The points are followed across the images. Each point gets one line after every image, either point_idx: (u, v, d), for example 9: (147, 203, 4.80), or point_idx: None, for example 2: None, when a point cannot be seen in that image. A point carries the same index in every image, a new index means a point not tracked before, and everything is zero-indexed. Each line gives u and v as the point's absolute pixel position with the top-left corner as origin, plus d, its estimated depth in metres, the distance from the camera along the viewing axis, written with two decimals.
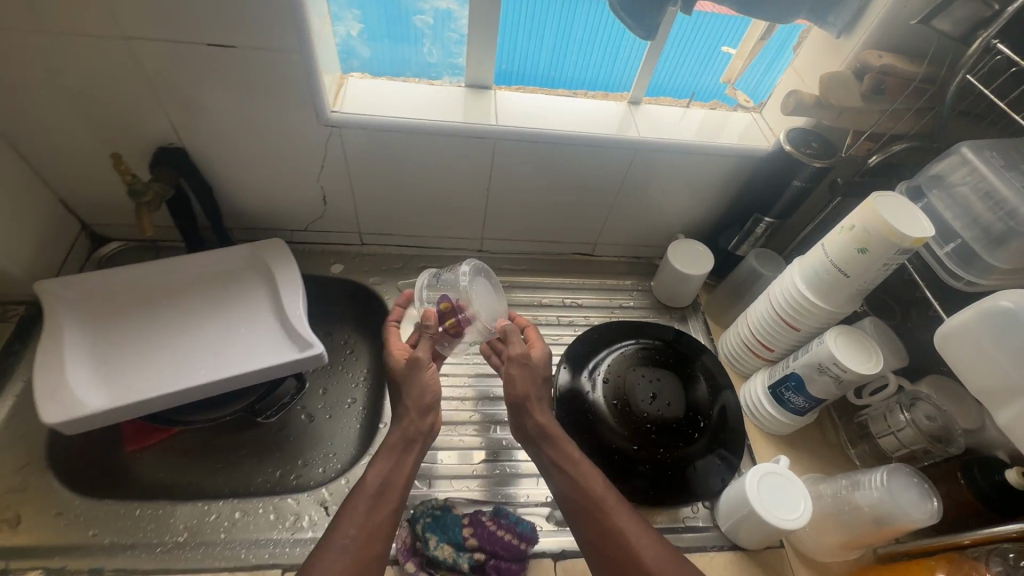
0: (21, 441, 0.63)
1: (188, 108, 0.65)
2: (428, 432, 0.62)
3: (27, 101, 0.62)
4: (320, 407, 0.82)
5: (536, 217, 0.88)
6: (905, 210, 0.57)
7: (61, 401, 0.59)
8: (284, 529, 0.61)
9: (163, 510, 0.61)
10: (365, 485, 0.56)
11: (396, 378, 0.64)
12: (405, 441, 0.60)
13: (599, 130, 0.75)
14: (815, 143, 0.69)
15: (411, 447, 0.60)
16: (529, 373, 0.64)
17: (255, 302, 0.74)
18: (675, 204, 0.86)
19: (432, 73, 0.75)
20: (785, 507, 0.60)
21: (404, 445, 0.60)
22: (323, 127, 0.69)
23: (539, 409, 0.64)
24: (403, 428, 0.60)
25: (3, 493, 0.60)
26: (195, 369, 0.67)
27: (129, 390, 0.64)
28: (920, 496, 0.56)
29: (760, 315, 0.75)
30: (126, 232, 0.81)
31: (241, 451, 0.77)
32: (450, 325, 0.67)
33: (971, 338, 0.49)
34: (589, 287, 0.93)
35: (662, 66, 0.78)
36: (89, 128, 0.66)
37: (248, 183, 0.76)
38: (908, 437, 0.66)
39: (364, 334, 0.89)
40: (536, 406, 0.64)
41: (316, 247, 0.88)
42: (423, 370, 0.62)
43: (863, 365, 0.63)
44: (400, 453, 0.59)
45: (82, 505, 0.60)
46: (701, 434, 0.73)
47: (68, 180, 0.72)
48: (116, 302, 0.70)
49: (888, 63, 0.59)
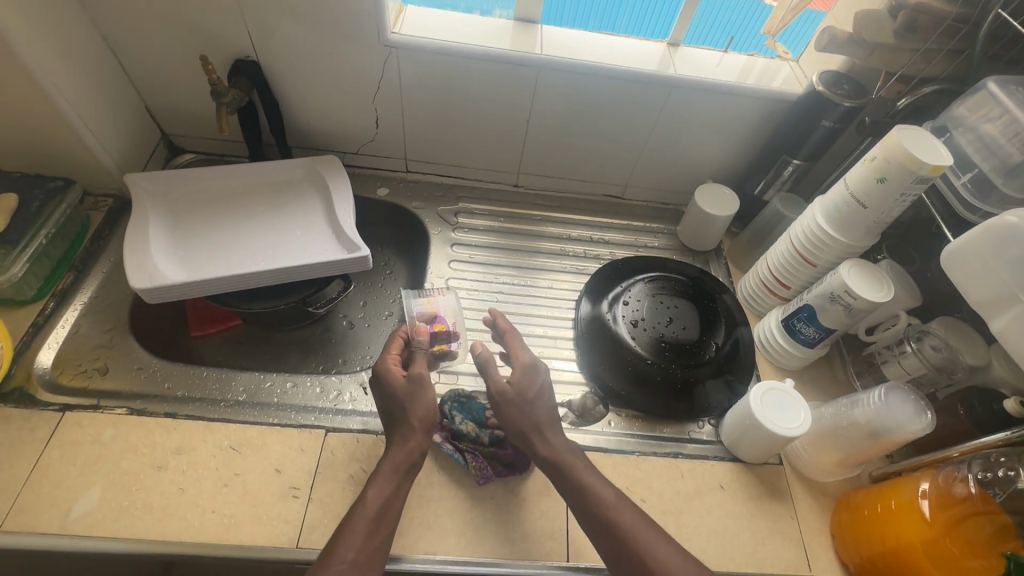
0: (110, 307, 0.73)
1: (265, 22, 0.73)
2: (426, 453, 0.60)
3: (130, 8, 0.71)
4: (359, 316, 0.90)
5: (572, 155, 0.92)
6: (925, 141, 0.60)
7: (147, 270, 0.68)
8: (328, 400, 0.69)
9: (225, 375, 0.70)
10: (364, 507, 0.55)
11: (395, 398, 0.61)
12: (400, 468, 0.58)
13: (638, 65, 0.79)
14: (847, 85, 0.72)
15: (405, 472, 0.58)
16: (524, 406, 0.62)
17: (310, 209, 0.82)
18: (706, 149, 0.89)
19: (484, 6, 0.81)
20: (785, 418, 0.65)
21: (401, 471, 0.58)
22: (383, 48, 0.76)
23: (546, 439, 0.61)
24: (402, 451, 0.59)
25: (94, 347, 0.70)
26: (257, 260, 0.76)
27: (203, 270, 0.72)
28: (915, 410, 0.60)
29: (779, 253, 0.79)
30: (199, 143, 0.90)
31: (289, 346, 0.86)
32: (440, 347, 0.72)
33: (975, 253, 0.52)
34: (617, 227, 0.98)
35: (704, 13, 0.81)
36: (178, 37, 0.75)
37: (311, 102, 0.84)
38: (912, 365, 0.69)
39: (404, 256, 0.96)
40: (542, 436, 0.61)
41: (365, 170, 0.95)
42: (427, 390, 0.62)
43: (873, 293, 0.66)
44: (398, 480, 0.57)
45: (158, 364, 0.69)
46: (712, 359, 0.78)
47: (155, 89, 0.82)
48: (191, 199, 0.79)
49: (922, 1, 0.63)
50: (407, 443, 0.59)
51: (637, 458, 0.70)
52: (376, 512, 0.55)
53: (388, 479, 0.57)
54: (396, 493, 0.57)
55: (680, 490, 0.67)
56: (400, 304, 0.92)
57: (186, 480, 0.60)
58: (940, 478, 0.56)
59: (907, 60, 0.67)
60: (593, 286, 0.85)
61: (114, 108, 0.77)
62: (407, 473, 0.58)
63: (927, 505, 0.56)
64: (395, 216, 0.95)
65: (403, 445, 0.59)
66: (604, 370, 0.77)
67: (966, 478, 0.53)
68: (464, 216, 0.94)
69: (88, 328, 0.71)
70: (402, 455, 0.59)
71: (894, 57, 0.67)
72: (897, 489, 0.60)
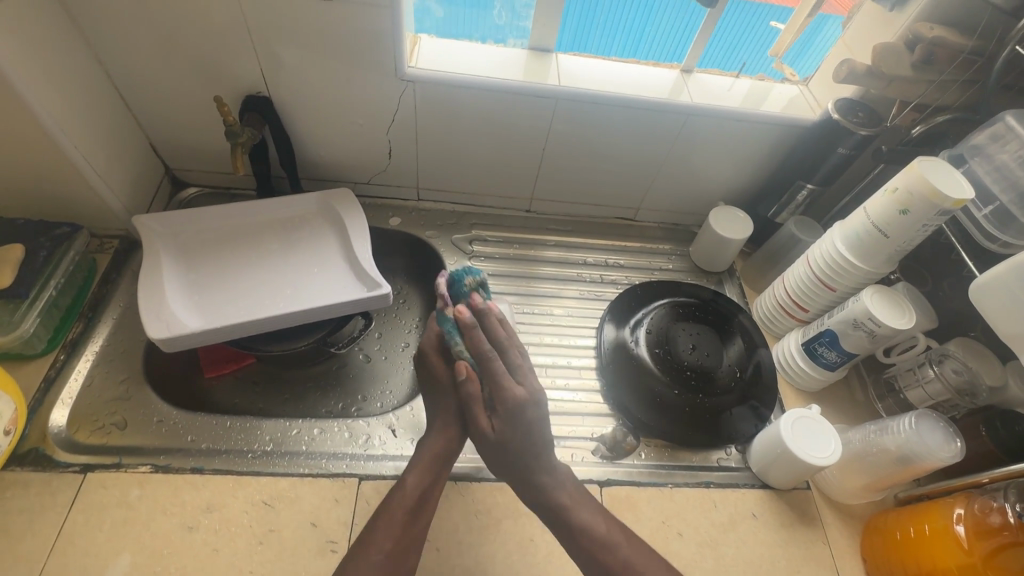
0: (124, 356, 0.71)
1: (279, 57, 0.71)
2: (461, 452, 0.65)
3: (137, 46, 0.69)
4: (376, 348, 0.88)
5: (585, 180, 0.92)
6: (947, 174, 0.61)
7: (164, 319, 0.66)
8: (358, 445, 0.68)
9: (250, 424, 0.68)
10: (404, 496, 0.58)
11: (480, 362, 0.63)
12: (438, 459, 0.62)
13: (654, 94, 0.79)
14: (862, 112, 0.74)
15: (441, 463, 0.62)
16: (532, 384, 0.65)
17: (326, 244, 0.81)
18: (719, 172, 0.90)
19: (499, 35, 0.80)
20: (817, 447, 0.66)
21: (437, 464, 0.62)
22: (400, 82, 0.74)
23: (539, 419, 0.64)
24: (439, 447, 0.63)
25: (109, 400, 0.67)
26: (275, 302, 0.74)
27: (221, 316, 0.70)
28: (944, 438, 0.61)
29: (797, 277, 0.80)
30: (205, 178, 0.88)
31: (305, 384, 0.82)
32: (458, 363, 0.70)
33: (1005, 288, 0.54)
34: (629, 251, 0.98)
35: (716, 39, 0.81)
36: (187, 73, 0.72)
37: (322, 135, 0.82)
38: (935, 389, 0.71)
39: (417, 285, 0.95)
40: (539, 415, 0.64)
41: (377, 200, 0.94)
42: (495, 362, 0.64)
43: (896, 321, 0.68)
44: (435, 471, 0.61)
45: (178, 416, 0.67)
46: (736, 385, 0.78)
47: (160, 125, 0.79)
48: (202, 240, 0.77)
49: (938, 35, 0.64)
50: (439, 441, 0.63)
51: (670, 490, 0.70)
52: (412, 506, 0.58)
53: (424, 471, 0.61)
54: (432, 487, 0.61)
55: (714, 522, 0.68)
56: (416, 335, 0.90)
57: (220, 539, 0.58)
58: (976, 505, 0.57)
59: (922, 90, 0.69)
60: (613, 312, 0.85)
61: (120, 146, 0.75)
62: (444, 464, 0.62)
63: (964, 533, 0.57)
64: (410, 246, 0.94)
65: (440, 437, 0.64)
66: (631, 400, 0.77)
67: (1002, 508, 0.54)
68: (478, 244, 0.93)
69: (102, 378, 0.69)
70: (436, 448, 0.63)
71: (910, 87, 0.69)
72: (931, 514, 0.62)
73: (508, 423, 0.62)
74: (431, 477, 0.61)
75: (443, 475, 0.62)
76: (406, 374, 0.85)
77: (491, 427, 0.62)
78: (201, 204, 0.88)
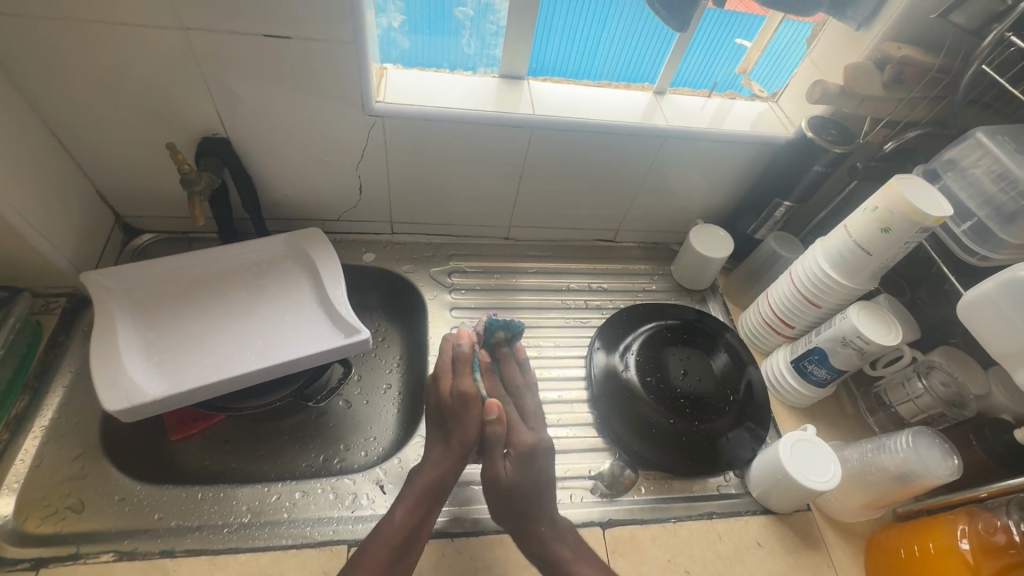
0: (77, 428, 0.65)
1: (237, 98, 0.67)
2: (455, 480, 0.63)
3: (77, 93, 0.64)
4: (355, 392, 0.82)
5: (563, 205, 0.90)
6: (925, 192, 0.62)
7: (122, 388, 0.60)
8: (344, 507, 0.64)
9: (224, 493, 0.63)
10: (395, 528, 0.57)
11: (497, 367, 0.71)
12: (430, 488, 0.60)
13: (628, 118, 0.78)
14: (835, 130, 0.74)
15: (435, 490, 0.61)
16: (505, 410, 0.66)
17: (297, 290, 0.76)
18: (696, 192, 0.90)
19: (469, 64, 0.77)
20: (817, 470, 0.65)
21: (428, 496, 0.60)
22: (368, 117, 0.71)
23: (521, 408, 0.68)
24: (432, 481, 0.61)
25: (63, 480, 0.61)
26: (245, 357, 0.69)
27: (186, 378, 0.65)
28: (942, 454, 0.62)
29: (782, 293, 0.80)
30: (161, 223, 0.82)
31: (282, 437, 0.76)
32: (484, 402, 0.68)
33: (991, 306, 0.55)
34: (611, 273, 0.97)
35: (689, 58, 0.80)
36: (136, 118, 0.67)
37: (288, 173, 0.78)
38: (926, 402, 0.71)
39: (396, 322, 0.91)
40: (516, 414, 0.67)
41: (349, 236, 0.90)
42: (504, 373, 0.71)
43: (883, 337, 0.68)
44: (425, 504, 0.59)
45: (143, 491, 0.62)
46: (731, 407, 0.77)
47: (108, 172, 0.73)
48: (161, 294, 0.72)
49: (906, 54, 0.65)
50: (433, 471, 0.62)
51: (674, 525, 0.69)
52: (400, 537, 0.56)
53: (416, 501, 0.59)
54: (427, 519, 0.59)
55: (719, 554, 0.67)
56: (398, 375, 0.85)
57: None
58: (980, 523, 0.57)
59: (892, 108, 0.70)
60: (600, 338, 0.83)
61: (64, 199, 0.69)
62: (434, 493, 0.60)
63: (971, 551, 0.57)
64: (387, 282, 0.90)
65: (438, 460, 0.63)
66: (628, 431, 0.74)
67: (1006, 527, 0.54)
68: (457, 276, 0.90)
69: (54, 456, 0.63)
70: (431, 475, 0.61)
71: (881, 105, 0.70)
72: (933, 531, 0.61)
73: (522, 468, 0.63)
74: (424, 505, 0.59)
75: (437, 507, 0.60)
76: (390, 417, 0.80)
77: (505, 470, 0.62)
78: (157, 251, 0.83)
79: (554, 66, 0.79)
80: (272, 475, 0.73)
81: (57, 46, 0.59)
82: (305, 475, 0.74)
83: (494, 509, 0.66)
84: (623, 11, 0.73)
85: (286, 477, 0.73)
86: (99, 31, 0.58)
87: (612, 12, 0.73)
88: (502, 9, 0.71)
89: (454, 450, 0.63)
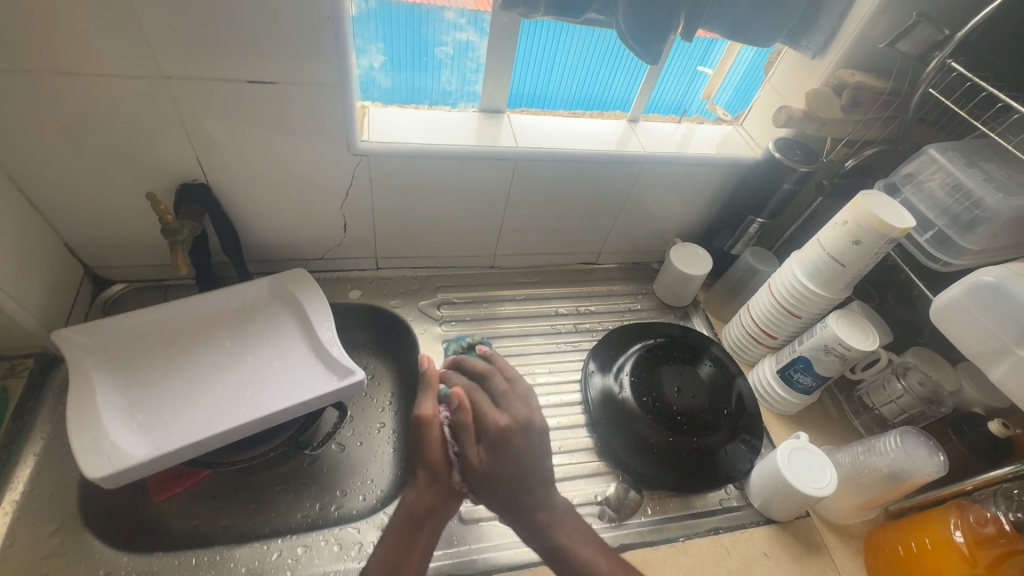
0: (54, 499, 0.61)
1: (218, 146, 0.66)
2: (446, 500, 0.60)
3: (45, 149, 0.61)
4: (348, 434, 0.79)
5: (547, 231, 0.92)
6: (888, 205, 0.66)
7: (104, 453, 0.56)
8: (351, 558, 0.62)
9: (220, 556, 0.60)
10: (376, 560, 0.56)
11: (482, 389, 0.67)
12: (417, 518, 0.59)
13: (606, 145, 0.80)
14: (799, 150, 0.79)
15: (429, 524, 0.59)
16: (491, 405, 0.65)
17: (286, 336, 0.74)
18: (673, 213, 0.93)
19: (449, 100, 0.78)
20: (814, 477, 0.67)
21: (412, 528, 0.58)
22: (353, 156, 0.71)
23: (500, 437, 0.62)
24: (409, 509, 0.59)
25: (39, 559, 0.57)
26: (235, 408, 0.66)
27: (172, 438, 0.62)
28: (928, 452, 0.65)
29: (762, 305, 0.83)
30: (135, 273, 0.79)
31: (275, 488, 0.72)
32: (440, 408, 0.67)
33: (962, 309, 0.59)
34: (597, 295, 0.98)
35: (660, 87, 0.83)
36: (110, 169, 0.65)
37: (271, 216, 0.76)
38: (906, 402, 0.75)
39: (385, 358, 0.89)
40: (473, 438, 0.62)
41: (334, 274, 0.88)
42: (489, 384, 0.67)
43: (862, 342, 0.71)
44: (407, 537, 0.58)
45: (131, 563, 0.59)
46: (725, 420, 0.79)
47: (77, 226, 0.71)
48: (139, 348, 0.69)
49: (860, 80, 0.71)
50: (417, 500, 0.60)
51: (683, 544, 0.69)
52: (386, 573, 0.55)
53: (397, 535, 0.58)
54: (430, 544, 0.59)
55: (727, 569, 0.68)
56: (392, 413, 0.83)
57: None
58: (971, 515, 0.60)
59: (851, 128, 0.76)
60: (595, 360, 0.84)
61: (33, 256, 0.66)
62: (421, 528, 0.58)
63: (965, 544, 0.60)
64: (374, 317, 0.89)
65: (422, 492, 0.60)
66: (629, 453, 0.75)
67: (996, 518, 0.57)
68: (447, 307, 0.90)
69: (28, 534, 0.59)
70: (422, 502, 0.59)
71: (841, 127, 0.75)
72: (929, 525, 0.64)
73: (496, 453, 0.61)
74: (405, 541, 0.57)
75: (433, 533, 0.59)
76: (387, 458, 0.78)
77: (478, 459, 0.61)
78: (130, 303, 0.79)
79: (523, 96, 0.80)
80: (267, 531, 0.69)
81: (27, 101, 0.57)
82: (301, 527, 0.70)
83: (504, 547, 0.66)
84: (574, 37, 0.74)
85: (282, 531, 0.69)
86: (72, 83, 0.57)
87: (563, 37, 0.74)
88: (482, 48, 0.72)
89: (441, 480, 0.60)
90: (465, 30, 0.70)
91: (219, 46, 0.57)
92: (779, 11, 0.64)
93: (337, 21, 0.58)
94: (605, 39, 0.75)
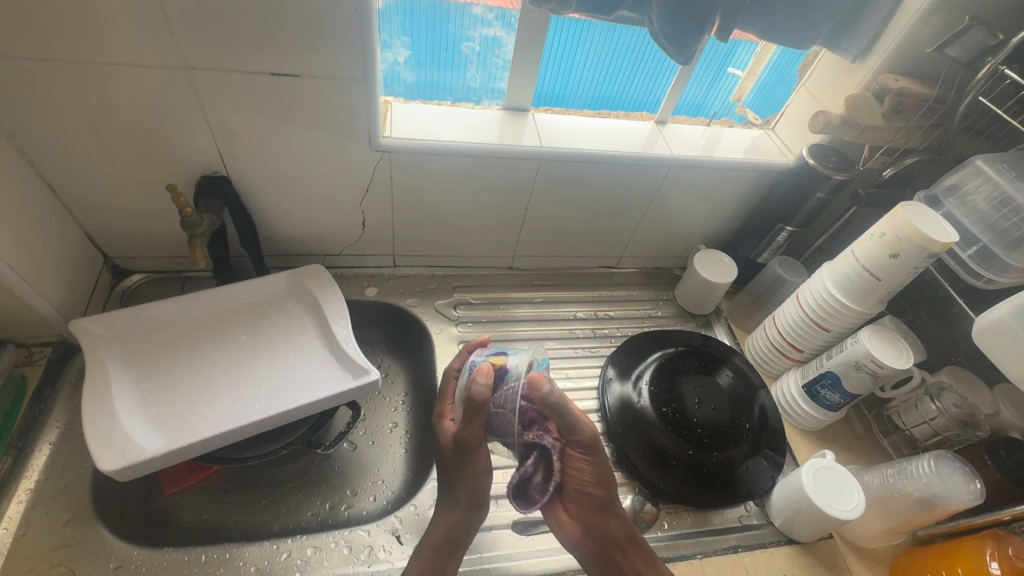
0: (66, 489, 0.61)
1: (239, 140, 0.65)
2: (472, 517, 0.60)
3: (65, 137, 0.61)
4: (361, 433, 0.78)
5: (567, 233, 0.90)
6: (930, 219, 0.62)
7: (116, 446, 0.56)
8: (360, 562, 0.61)
9: (230, 554, 0.60)
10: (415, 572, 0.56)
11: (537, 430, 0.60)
12: (453, 535, 0.58)
13: (634, 147, 0.78)
14: (834, 158, 0.77)
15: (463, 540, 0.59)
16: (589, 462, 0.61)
17: (301, 333, 0.74)
18: (698, 219, 0.91)
19: (472, 96, 0.77)
20: (841, 499, 0.64)
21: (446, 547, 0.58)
22: (374, 152, 0.70)
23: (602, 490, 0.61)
24: (449, 524, 0.59)
25: (49, 550, 0.57)
26: (246, 406, 0.65)
27: (184, 433, 0.61)
28: (964, 478, 0.62)
29: (790, 316, 0.80)
30: (152, 263, 0.79)
31: (285, 484, 0.72)
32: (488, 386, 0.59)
33: (1009, 331, 0.56)
34: (617, 300, 0.96)
35: (690, 87, 0.80)
36: (129, 160, 0.65)
37: (291, 213, 0.76)
38: (940, 424, 0.72)
39: (399, 357, 0.88)
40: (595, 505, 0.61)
41: (351, 270, 0.88)
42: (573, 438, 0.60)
43: (896, 360, 0.68)
44: (442, 558, 0.57)
45: (141, 557, 0.59)
46: (748, 434, 0.76)
47: (97, 216, 0.70)
48: (154, 339, 0.69)
49: (904, 86, 0.68)
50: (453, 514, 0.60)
51: (700, 561, 0.67)
52: None
53: (431, 554, 0.57)
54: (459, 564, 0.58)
55: None
56: (405, 413, 0.82)
57: None
58: (1009, 548, 0.57)
59: (890, 136, 0.73)
60: (613, 367, 0.82)
61: (53, 245, 0.66)
62: (454, 550, 0.58)
63: None
64: (390, 315, 0.88)
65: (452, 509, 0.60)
66: (647, 465, 0.72)
67: None
68: (463, 308, 0.89)
69: (41, 524, 0.59)
70: (456, 519, 0.59)
71: (881, 134, 0.72)
72: (962, 556, 0.61)
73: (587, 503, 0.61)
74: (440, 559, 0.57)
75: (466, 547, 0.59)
76: (398, 458, 0.76)
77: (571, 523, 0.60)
78: (148, 293, 0.79)
79: (546, 93, 0.79)
80: (277, 529, 0.68)
81: (48, 89, 0.56)
82: (311, 526, 0.69)
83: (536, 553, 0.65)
84: (595, 32, 0.71)
85: (291, 529, 0.68)
86: (91, 70, 0.56)
87: (586, 32, 0.71)
88: (509, 44, 0.71)
89: (463, 502, 0.60)
90: (492, 26, 0.68)
91: (242, 35, 0.56)
92: (819, 11, 0.62)
93: (363, 14, 0.56)
94: (630, 35, 0.72)
